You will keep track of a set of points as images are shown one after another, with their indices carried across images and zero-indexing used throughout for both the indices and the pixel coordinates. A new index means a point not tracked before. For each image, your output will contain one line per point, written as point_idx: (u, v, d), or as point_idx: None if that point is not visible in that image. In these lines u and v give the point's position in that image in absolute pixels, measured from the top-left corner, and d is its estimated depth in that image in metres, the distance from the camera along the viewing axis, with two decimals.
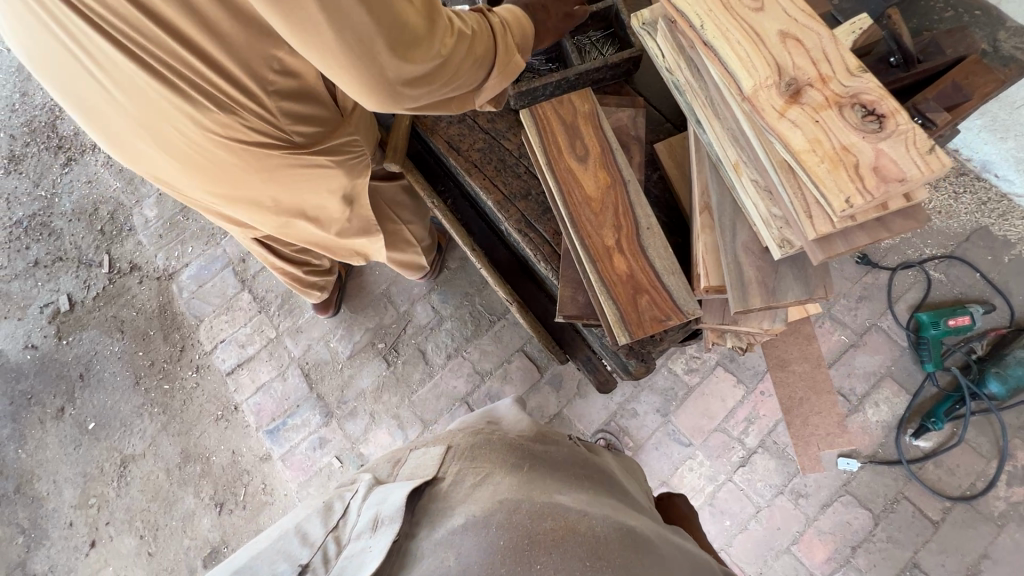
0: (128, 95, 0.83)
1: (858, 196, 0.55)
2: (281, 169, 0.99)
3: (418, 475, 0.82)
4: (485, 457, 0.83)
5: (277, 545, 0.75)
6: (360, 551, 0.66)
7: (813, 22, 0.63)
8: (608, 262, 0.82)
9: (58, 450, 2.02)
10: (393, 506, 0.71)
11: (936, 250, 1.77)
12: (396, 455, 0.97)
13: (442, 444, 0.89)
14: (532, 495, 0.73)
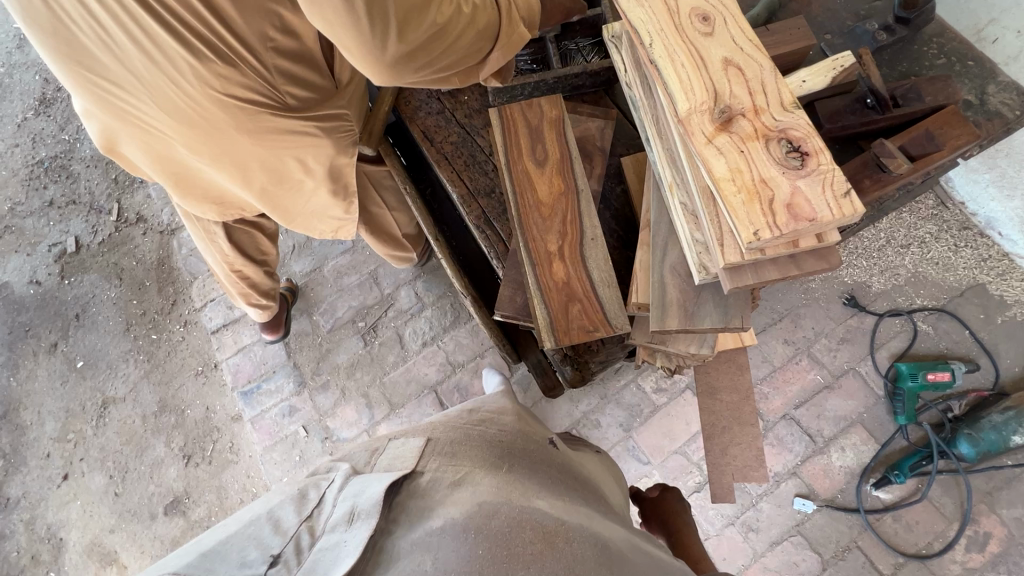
0: (126, 42, 0.82)
1: (766, 230, 0.56)
2: (275, 133, 1.00)
3: (398, 467, 0.71)
4: (466, 453, 0.73)
5: (238, 534, 0.62)
6: (337, 545, 0.58)
7: (757, 53, 0.63)
8: (547, 268, 0.83)
9: (46, 384, 2.11)
10: (372, 501, 0.62)
11: (927, 301, 1.73)
12: (374, 443, 0.84)
13: (422, 435, 0.78)
14: (513, 498, 0.65)
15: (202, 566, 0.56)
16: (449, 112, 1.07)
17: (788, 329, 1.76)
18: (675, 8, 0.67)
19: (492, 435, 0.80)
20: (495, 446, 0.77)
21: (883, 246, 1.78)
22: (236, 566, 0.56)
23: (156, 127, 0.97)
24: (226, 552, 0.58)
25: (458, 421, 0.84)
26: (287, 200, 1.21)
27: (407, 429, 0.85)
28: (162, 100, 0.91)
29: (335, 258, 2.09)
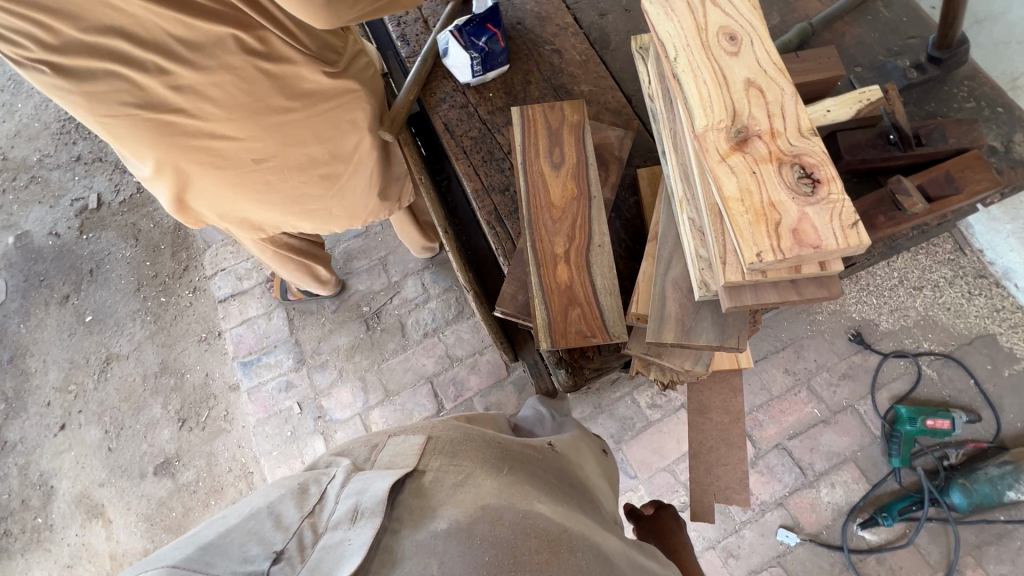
0: (178, 48, 0.80)
1: (769, 252, 0.56)
2: (324, 100, 0.98)
3: (400, 465, 0.72)
4: (466, 453, 0.76)
5: (236, 527, 0.60)
6: (341, 543, 0.59)
7: (781, 77, 0.63)
8: (551, 270, 0.84)
9: (54, 334, 2.15)
10: (375, 499, 0.63)
11: (934, 346, 1.71)
12: (370, 440, 0.84)
13: (423, 432, 0.79)
14: (514, 502, 0.69)
15: (201, 560, 0.54)
16: (472, 108, 1.08)
17: (789, 359, 1.75)
18: (704, 25, 0.67)
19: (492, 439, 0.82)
20: (493, 451, 0.80)
21: (895, 286, 1.76)
22: (238, 561, 0.55)
23: (222, 147, 0.95)
24: (226, 544, 0.57)
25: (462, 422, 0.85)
26: (354, 192, 1.19)
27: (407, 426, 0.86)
28: (225, 108, 0.89)
29: (347, 241, 2.12)
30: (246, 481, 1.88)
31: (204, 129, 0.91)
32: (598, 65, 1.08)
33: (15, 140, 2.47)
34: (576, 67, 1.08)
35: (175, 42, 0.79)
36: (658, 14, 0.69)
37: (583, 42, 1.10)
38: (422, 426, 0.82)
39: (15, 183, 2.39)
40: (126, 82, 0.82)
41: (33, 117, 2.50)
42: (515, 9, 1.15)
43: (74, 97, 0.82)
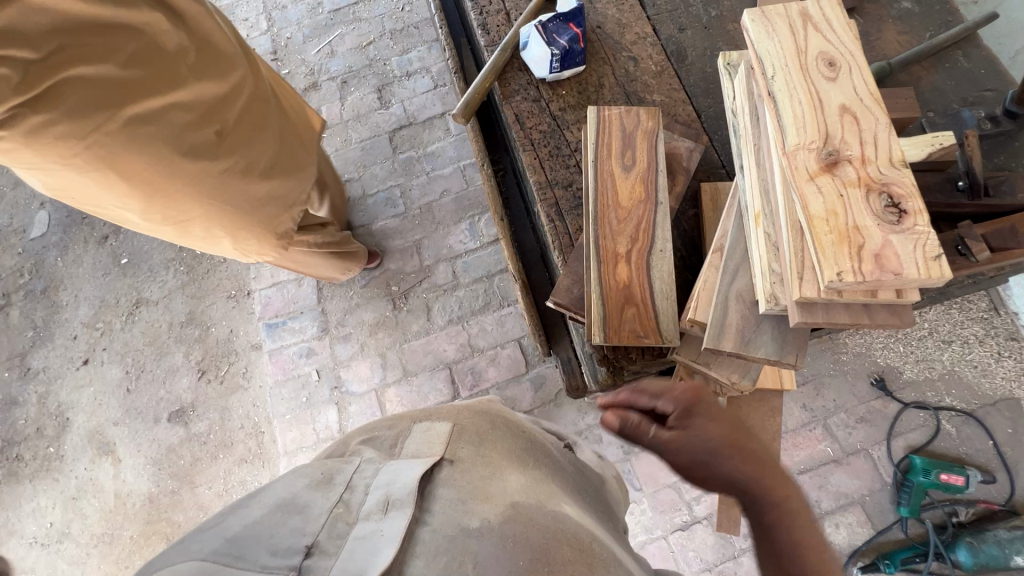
0: (111, 19, 0.86)
1: (849, 273, 0.57)
2: (206, 30, 1.04)
3: (425, 454, 0.75)
4: (491, 448, 0.80)
5: (260, 518, 0.58)
6: (372, 536, 0.58)
7: (876, 107, 0.64)
8: (611, 268, 0.86)
9: (89, 271, 2.20)
10: (406, 489, 0.63)
11: (957, 402, 1.70)
12: (399, 424, 0.88)
13: (447, 422, 0.84)
14: (541, 501, 0.71)
15: (230, 552, 0.53)
16: (544, 102, 1.10)
17: (809, 396, 1.75)
18: (803, 48, 0.69)
19: (514, 442, 0.85)
20: (516, 450, 0.84)
21: (924, 336, 1.75)
22: (268, 555, 0.53)
23: (186, 118, 1.00)
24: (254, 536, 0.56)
25: (486, 416, 0.89)
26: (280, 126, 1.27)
27: (433, 412, 0.91)
28: (164, 70, 0.95)
29: (385, 219, 2.11)
30: (256, 440, 1.91)
31: (163, 98, 0.96)
32: (672, 77, 1.09)
33: None
34: (649, 77, 1.10)
35: (104, 20, 0.86)
36: (758, 31, 0.71)
37: (660, 54, 1.12)
38: (448, 416, 0.87)
39: None
40: (89, 82, 0.86)
41: None
42: (596, 13, 1.16)
43: (55, 126, 0.84)
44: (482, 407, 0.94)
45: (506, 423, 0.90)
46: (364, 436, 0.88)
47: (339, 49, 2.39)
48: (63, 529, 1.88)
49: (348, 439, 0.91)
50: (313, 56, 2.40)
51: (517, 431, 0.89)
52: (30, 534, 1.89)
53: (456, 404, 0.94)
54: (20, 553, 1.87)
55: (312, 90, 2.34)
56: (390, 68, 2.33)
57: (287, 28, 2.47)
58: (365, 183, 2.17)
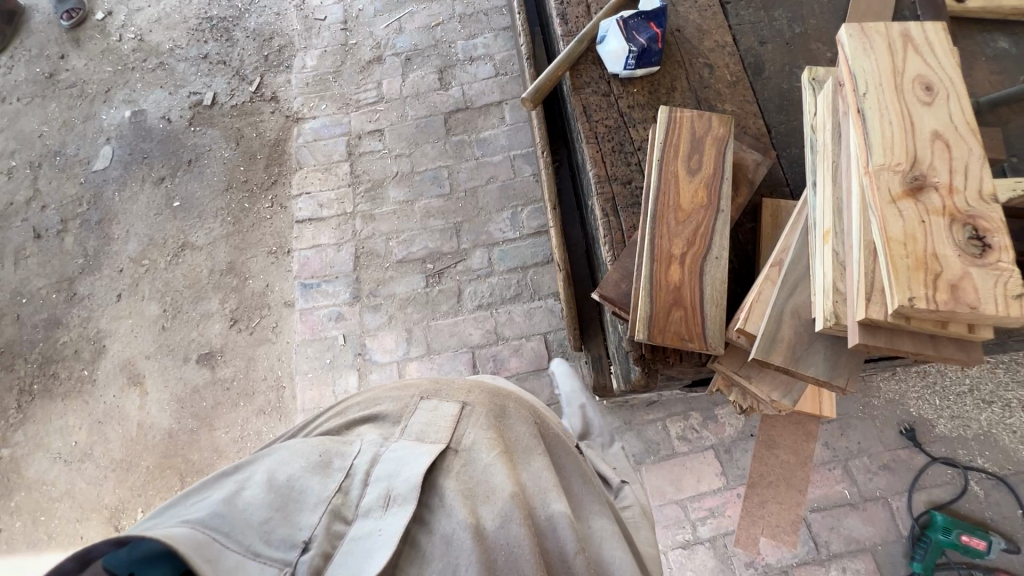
0: None
1: (922, 299, 0.58)
2: None
3: (429, 440, 0.79)
4: (500, 433, 0.83)
5: (254, 500, 0.64)
6: (371, 535, 0.65)
7: (970, 137, 0.65)
8: (665, 267, 0.86)
9: (142, 209, 2.28)
10: (408, 486, 0.70)
11: (989, 465, 1.63)
12: (404, 393, 0.89)
13: (455, 402, 0.86)
14: (532, 501, 0.75)
15: (220, 529, 0.60)
16: (613, 98, 1.09)
17: (832, 434, 1.69)
18: (901, 69, 0.69)
19: (527, 423, 0.87)
20: (527, 435, 0.85)
21: (963, 393, 1.68)
22: (262, 542, 0.61)
23: None
24: (246, 517, 0.62)
25: (501, 396, 0.91)
26: None
27: (443, 380, 0.93)
28: None
29: (428, 199, 2.13)
30: (276, 393, 1.95)
31: None
32: (747, 88, 1.07)
33: (155, 25, 2.59)
34: (724, 86, 1.08)
35: None
36: (854, 48, 0.71)
37: (737, 64, 1.09)
38: (456, 394, 0.88)
39: (145, 65, 2.52)
40: None
41: (175, 9, 2.61)
42: (677, 15, 1.14)
43: None
44: (493, 385, 0.94)
45: (518, 402, 0.90)
46: (364, 409, 0.89)
47: (407, 27, 2.42)
48: (86, 449, 1.96)
49: (346, 407, 0.94)
50: (381, 31, 2.43)
51: (532, 413, 0.91)
52: (55, 449, 1.98)
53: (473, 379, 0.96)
54: (44, 466, 1.96)
55: (375, 63, 2.38)
56: (455, 51, 2.35)
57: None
58: (414, 159, 2.19)
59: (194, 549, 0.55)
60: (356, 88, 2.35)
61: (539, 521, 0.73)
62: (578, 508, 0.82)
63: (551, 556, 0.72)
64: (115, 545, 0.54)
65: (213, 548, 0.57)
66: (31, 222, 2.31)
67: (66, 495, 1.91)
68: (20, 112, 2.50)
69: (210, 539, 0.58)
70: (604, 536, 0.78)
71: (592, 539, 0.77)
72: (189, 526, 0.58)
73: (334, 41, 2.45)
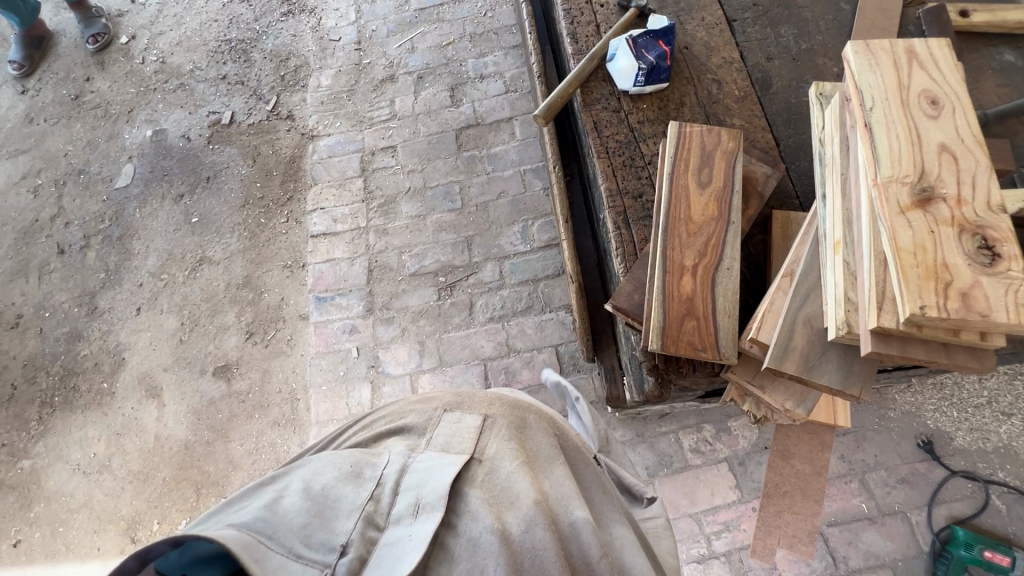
0: None
1: (934, 308, 0.59)
2: None
3: (454, 451, 0.80)
4: (523, 445, 0.85)
5: (294, 506, 0.66)
6: (402, 539, 0.66)
7: (977, 149, 0.66)
8: (677, 278, 0.88)
9: (161, 225, 2.34)
10: (436, 494, 0.71)
11: (1010, 479, 1.60)
12: (427, 406, 0.91)
13: (477, 415, 0.88)
14: (554, 508, 0.76)
15: (264, 532, 0.61)
16: (624, 113, 1.12)
17: (848, 447, 1.67)
18: (907, 84, 0.71)
19: (548, 434, 0.88)
20: (548, 445, 0.87)
21: (981, 405, 1.66)
22: (303, 544, 0.62)
23: None
24: (288, 521, 0.64)
25: (522, 409, 0.92)
26: None
27: (467, 393, 0.95)
28: None
29: (440, 213, 2.16)
30: (291, 405, 1.97)
31: None
32: (755, 103, 1.09)
33: (176, 48, 2.68)
34: (732, 101, 1.10)
35: None
36: (860, 64, 0.74)
37: (745, 79, 1.12)
38: (479, 407, 0.90)
39: (166, 86, 2.60)
40: None
41: (195, 32, 2.71)
42: (685, 33, 1.17)
43: None
44: (514, 398, 0.96)
45: (539, 414, 0.92)
46: (389, 422, 0.91)
47: (419, 46, 2.48)
48: (104, 461, 1.99)
49: (371, 421, 0.96)
50: (394, 50, 2.50)
51: (551, 425, 0.93)
52: (74, 461, 2.01)
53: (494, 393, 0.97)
54: (63, 478, 1.99)
55: (388, 82, 2.44)
56: (466, 69, 2.40)
57: (374, 21, 2.59)
58: (426, 175, 2.24)
59: (244, 549, 0.57)
60: (370, 106, 2.41)
61: (561, 526, 0.74)
62: (599, 516, 0.83)
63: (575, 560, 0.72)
64: (171, 545, 0.56)
65: (260, 549, 0.59)
66: (55, 238, 2.37)
67: (84, 506, 1.94)
68: (47, 132, 2.59)
69: (255, 541, 0.60)
70: (623, 543, 0.78)
71: (613, 545, 0.78)
72: (234, 529, 0.60)
73: (348, 61, 2.52)
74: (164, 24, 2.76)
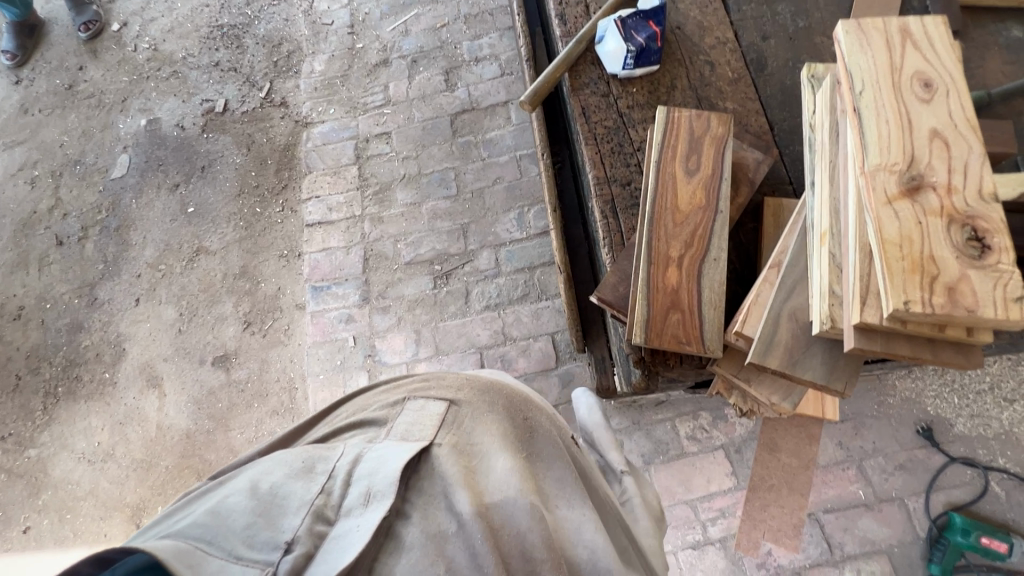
0: None
1: (918, 303, 0.57)
2: None
3: (413, 438, 0.79)
4: (484, 432, 0.83)
5: (234, 509, 0.64)
6: (350, 531, 0.66)
7: (971, 134, 0.63)
8: (662, 270, 0.86)
9: (158, 215, 2.33)
10: (387, 482, 0.71)
11: (1011, 465, 1.58)
12: (391, 397, 0.91)
13: (442, 401, 0.87)
14: (487, 497, 0.74)
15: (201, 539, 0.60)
16: (613, 98, 1.08)
17: (846, 434, 1.65)
18: (899, 66, 0.68)
19: (504, 421, 0.86)
20: (509, 431, 0.85)
21: (983, 391, 1.63)
22: (245, 546, 0.61)
23: None
24: (229, 524, 0.63)
25: (492, 394, 0.90)
26: None
27: (434, 379, 0.94)
28: None
29: (436, 200, 2.14)
30: (289, 394, 1.98)
31: None
32: (749, 86, 1.06)
33: (168, 35, 2.64)
34: (725, 83, 1.06)
35: None
36: (851, 44, 0.70)
37: (739, 60, 1.08)
38: (444, 393, 0.89)
39: (159, 73, 2.58)
40: None
41: (186, 18, 2.67)
42: (678, 13, 1.13)
43: None
44: (486, 380, 0.94)
45: (505, 399, 0.90)
46: (350, 417, 0.91)
47: (413, 29, 2.43)
48: (108, 449, 2.02)
49: (332, 417, 0.95)
50: (387, 34, 2.45)
51: (519, 409, 0.90)
52: (79, 449, 2.04)
53: (462, 374, 0.96)
54: (68, 466, 2.02)
55: (382, 66, 2.39)
56: (460, 52, 2.35)
57: (367, 3, 2.53)
58: (421, 161, 2.21)
59: (175, 556, 0.56)
60: (363, 92, 2.37)
61: (496, 516, 0.72)
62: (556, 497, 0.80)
63: (508, 551, 0.70)
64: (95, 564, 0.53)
65: (195, 556, 0.58)
66: (53, 230, 2.38)
67: (90, 494, 1.97)
68: (42, 123, 2.58)
69: (192, 548, 0.59)
70: (577, 527, 0.76)
71: (563, 531, 0.76)
72: (168, 539, 0.59)
73: (341, 45, 2.47)
74: (156, 10, 2.71)
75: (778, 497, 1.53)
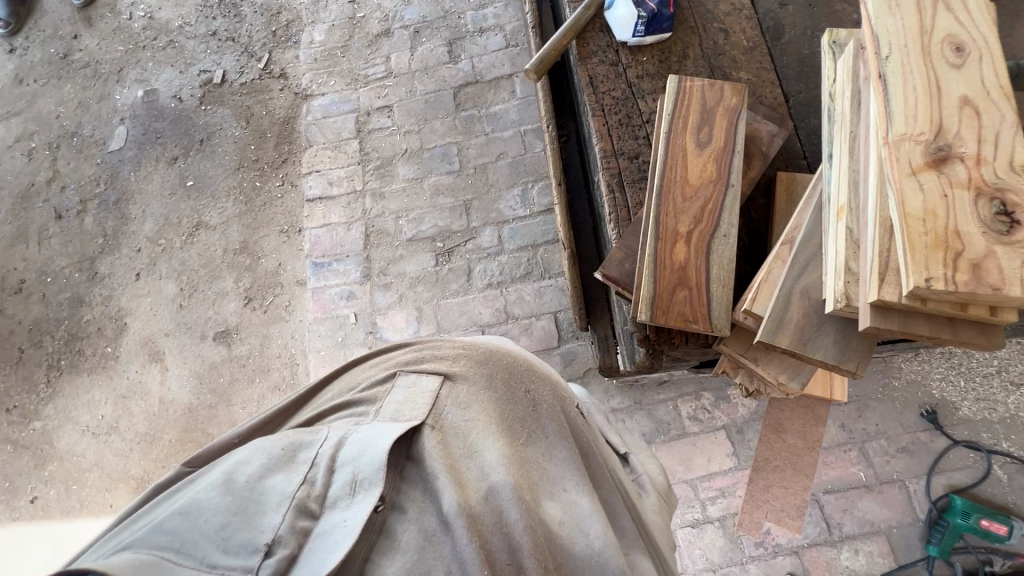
0: None
1: (940, 281, 0.55)
2: None
3: (404, 418, 0.78)
4: (479, 410, 0.82)
5: (208, 509, 0.62)
6: (338, 526, 0.65)
7: (1003, 102, 0.60)
8: (670, 246, 0.83)
9: (157, 189, 2.30)
10: (372, 467, 0.69)
11: (1014, 449, 1.57)
12: (382, 373, 0.89)
13: (434, 377, 0.86)
14: (469, 487, 0.72)
15: (171, 549, 0.57)
16: (622, 67, 1.04)
17: (849, 417, 1.64)
18: (929, 28, 0.64)
19: (495, 403, 0.84)
20: (502, 413, 0.83)
21: (990, 375, 1.61)
22: (220, 550, 0.59)
23: None
24: (202, 526, 0.60)
25: (489, 369, 0.88)
26: None
27: (427, 351, 0.92)
28: None
29: (438, 175, 2.10)
30: (290, 369, 1.98)
31: None
32: (764, 55, 1.01)
33: (164, 3, 2.57)
34: (739, 52, 1.02)
35: None
36: (878, 7, 0.66)
37: (755, 28, 1.03)
38: (438, 367, 0.88)
39: (155, 43, 2.51)
40: None
41: None
42: None
43: None
44: (484, 351, 0.92)
45: (496, 372, 0.88)
46: (337, 398, 0.89)
47: None
48: (112, 422, 2.04)
49: (320, 398, 0.93)
50: (389, 2, 2.37)
51: (519, 381, 0.88)
52: (83, 422, 2.05)
53: (456, 344, 0.93)
54: (73, 438, 2.04)
55: (383, 37, 2.32)
56: (464, 22, 2.28)
57: None
58: (423, 136, 2.16)
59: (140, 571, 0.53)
60: (365, 63, 2.31)
61: (482, 508, 0.70)
62: (553, 479, 0.79)
63: (495, 543, 0.68)
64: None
65: (164, 569, 0.55)
66: (51, 203, 2.35)
67: (95, 466, 1.99)
68: (38, 93, 2.53)
69: (158, 560, 0.56)
70: (572, 514, 0.75)
71: (558, 517, 0.74)
72: (133, 552, 0.56)
73: (342, 14, 2.40)
74: None
75: (781, 479, 1.53)
